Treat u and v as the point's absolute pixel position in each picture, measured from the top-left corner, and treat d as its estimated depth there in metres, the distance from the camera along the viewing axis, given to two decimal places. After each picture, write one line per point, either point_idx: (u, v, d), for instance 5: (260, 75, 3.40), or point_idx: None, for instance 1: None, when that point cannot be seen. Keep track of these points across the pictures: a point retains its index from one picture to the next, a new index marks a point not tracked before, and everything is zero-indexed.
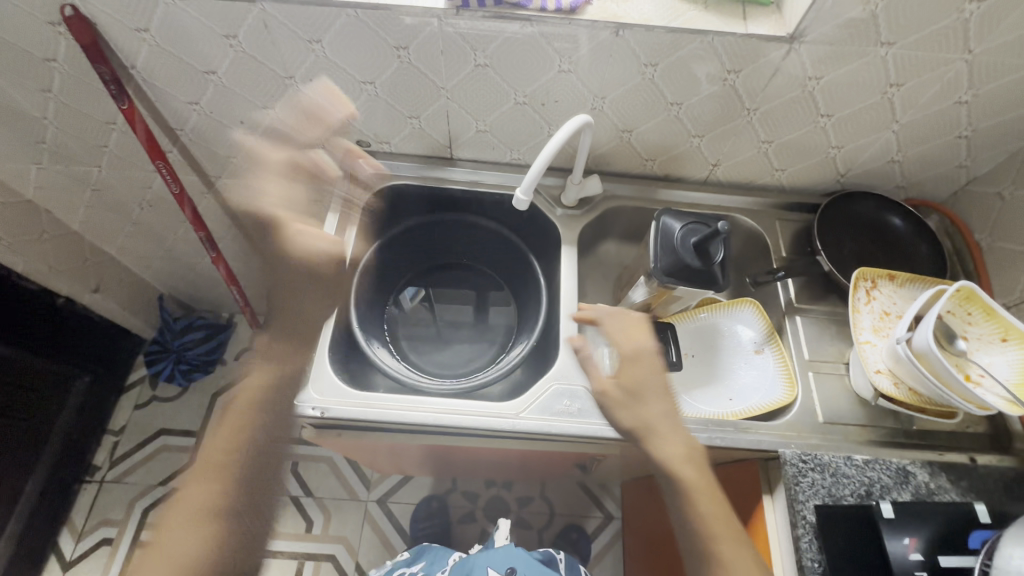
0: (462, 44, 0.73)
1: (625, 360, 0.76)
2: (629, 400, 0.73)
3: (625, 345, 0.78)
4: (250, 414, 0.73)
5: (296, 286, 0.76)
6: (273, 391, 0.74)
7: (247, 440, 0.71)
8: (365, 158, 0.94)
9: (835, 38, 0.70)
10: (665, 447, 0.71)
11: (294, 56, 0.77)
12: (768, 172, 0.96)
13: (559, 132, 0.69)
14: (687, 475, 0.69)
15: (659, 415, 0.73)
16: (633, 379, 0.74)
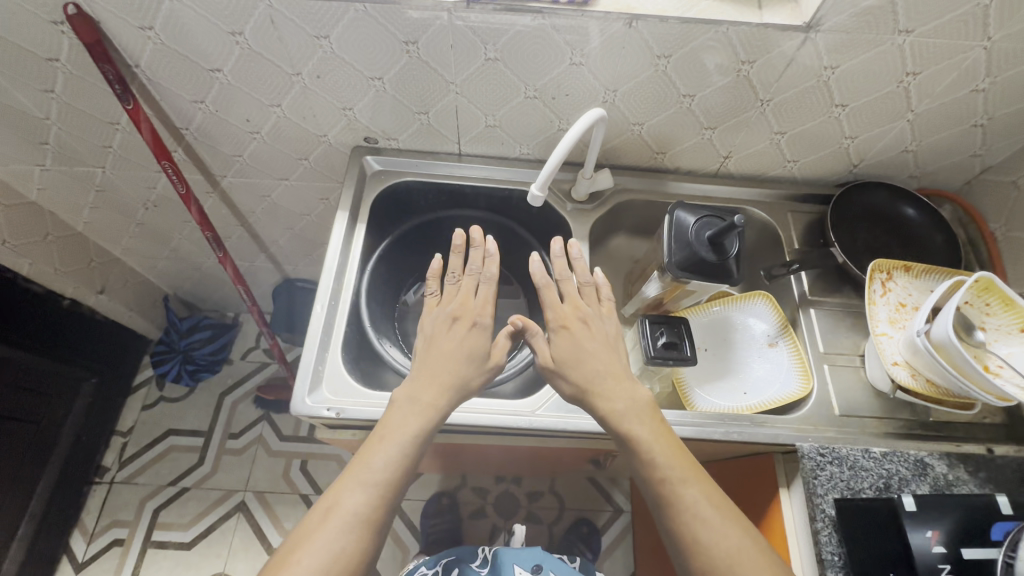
0: (472, 37, 0.72)
1: (557, 331, 0.77)
2: (563, 369, 0.74)
3: (556, 315, 0.78)
4: (411, 420, 0.66)
5: (461, 358, 0.73)
6: (428, 403, 0.68)
7: (405, 448, 0.64)
8: (373, 155, 0.93)
9: (852, 27, 0.69)
10: (608, 402, 0.71)
11: (302, 52, 0.75)
12: (779, 164, 0.95)
13: (574, 126, 0.68)
14: (632, 429, 0.68)
15: (599, 374, 0.73)
16: (567, 348, 0.75)
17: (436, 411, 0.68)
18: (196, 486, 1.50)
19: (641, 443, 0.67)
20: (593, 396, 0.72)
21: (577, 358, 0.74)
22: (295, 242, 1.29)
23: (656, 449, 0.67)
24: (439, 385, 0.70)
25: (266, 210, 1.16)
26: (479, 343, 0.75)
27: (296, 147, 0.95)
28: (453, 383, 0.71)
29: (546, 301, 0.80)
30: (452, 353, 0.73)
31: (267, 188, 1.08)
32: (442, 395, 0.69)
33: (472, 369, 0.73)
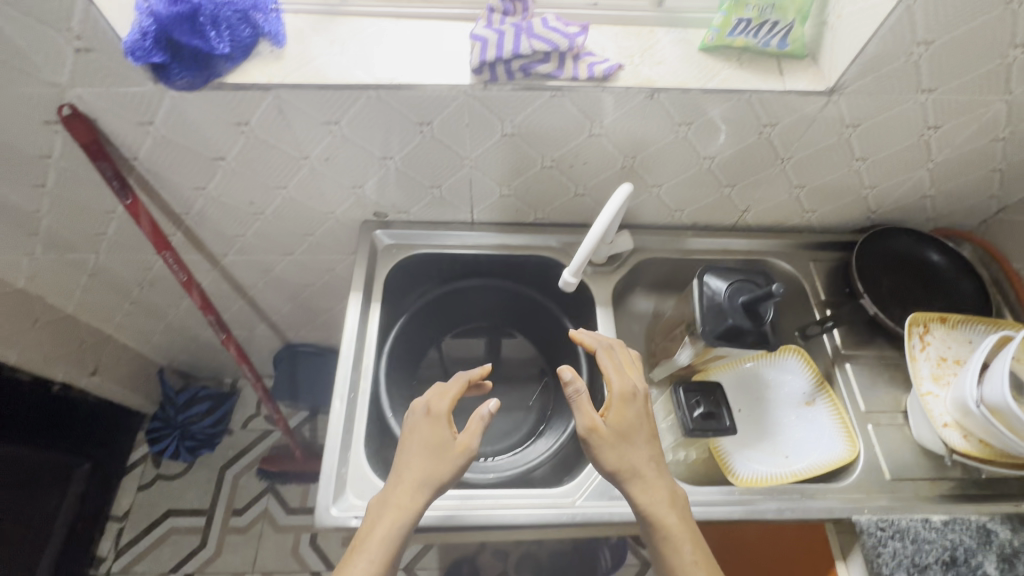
0: (489, 116, 0.69)
1: (615, 398, 0.70)
2: (613, 440, 0.68)
3: (619, 381, 0.71)
4: (378, 527, 0.62)
5: (427, 450, 0.66)
6: (397, 505, 0.63)
7: (374, 559, 0.60)
8: (383, 229, 0.90)
9: (875, 88, 0.68)
10: (646, 493, 0.66)
11: (310, 138, 0.72)
12: (798, 214, 0.93)
13: (601, 215, 0.67)
14: (672, 526, 0.65)
15: (647, 460, 0.68)
16: (618, 421, 0.69)
17: (406, 515, 0.62)
18: (199, 572, 1.40)
19: (679, 541, 0.64)
20: (632, 478, 0.66)
21: (626, 434, 0.68)
22: (297, 310, 1.24)
23: (685, 546, 0.64)
24: (407, 484, 0.64)
25: (267, 282, 1.11)
26: (442, 432, 0.67)
27: (302, 224, 0.91)
28: (419, 480, 0.64)
29: (609, 366, 0.73)
30: (410, 448, 0.67)
31: (269, 262, 1.03)
32: (411, 493, 0.64)
33: (440, 460, 0.65)
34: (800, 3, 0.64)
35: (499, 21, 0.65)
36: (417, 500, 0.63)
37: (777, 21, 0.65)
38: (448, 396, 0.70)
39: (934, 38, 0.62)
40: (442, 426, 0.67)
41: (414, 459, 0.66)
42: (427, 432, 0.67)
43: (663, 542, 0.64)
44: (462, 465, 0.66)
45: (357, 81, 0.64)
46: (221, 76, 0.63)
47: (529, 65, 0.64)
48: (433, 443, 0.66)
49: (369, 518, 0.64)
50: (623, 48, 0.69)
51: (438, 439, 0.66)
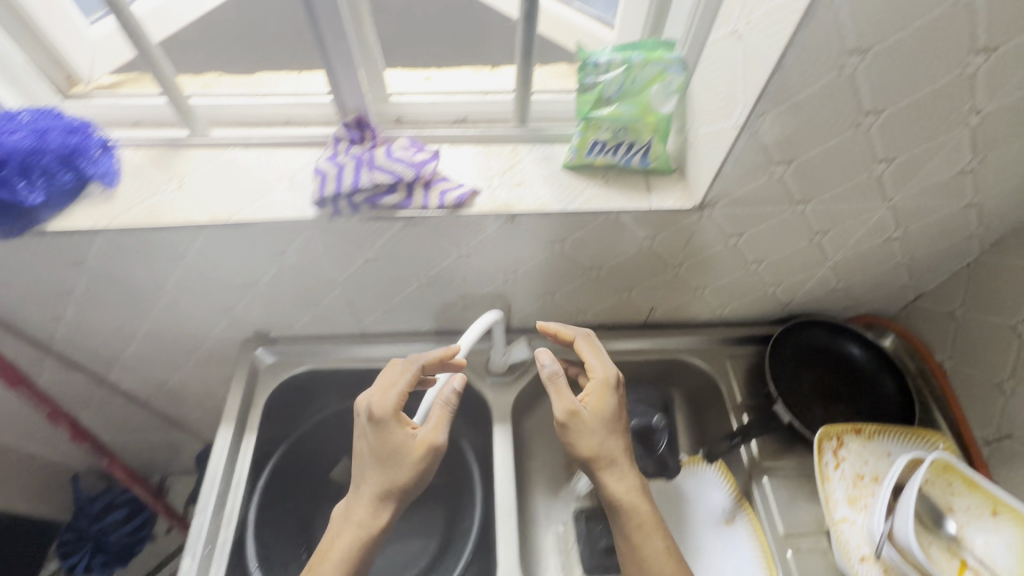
0: (345, 245, 0.65)
1: (598, 386, 0.71)
2: (590, 424, 0.69)
3: (601, 369, 0.72)
4: (340, 540, 0.64)
5: (382, 462, 0.65)
6: (357, 519, 0.65)
7: (335, 571, 0.62)
8: (265, 347, 0.84)
9: (746, 202, 0.65)
10: (618, 479, 0.68)
11: (159, 272, 0.68)
12: (708, 310, 0.89)
13: (467, 334, 0.70)
14: (643, 512, 0.68)
15: (622, 448, 0.70)
16: (597, 408, 0.70)
17: (371, 529, 0.64)
18: None
19: (650, 526, 0.67)
20: (609, 465, 0.69)
21: (604, 419, 0.69)
22: (208, 418, 1.17)
23: (652, 531, 0.67)
24: (366, 496, 0.65)
25: (167, 394, 1.04)
26: (398, 435, 0.65)
27: (181, 343, 0.86)
28: (378, 492, 0.65)
29: (590, 354, 0.73)
30: (366, 459, 0.66)
31: (160, 377, 0.97)
32: (373, 504, 0.65)
33: (398, 467, 0.65)
34: (654, 124, 0.61)
35: (343, 151, 0.62)
36: (379, 511, 0.65)
37: (633, 142, 0.62)
38: (398, 395, 0.66)
39: (791, 158, 0.58)
40: (405, 428, 0.66)
41: (372, 472, 0.66)
42: (376, 443, 0.65)
43: (635, 525, 0.67)
44: (428, 464, 0.65)
45: (189, 220, 0.60)
46: (42, 223, 0.59)
47: (374, 197, 0.60)
48: (388, 451, 0.65)
49: (332, 533, 0.66)
50: (484, 169, 0.66)
51: (393, 446, 0.65)
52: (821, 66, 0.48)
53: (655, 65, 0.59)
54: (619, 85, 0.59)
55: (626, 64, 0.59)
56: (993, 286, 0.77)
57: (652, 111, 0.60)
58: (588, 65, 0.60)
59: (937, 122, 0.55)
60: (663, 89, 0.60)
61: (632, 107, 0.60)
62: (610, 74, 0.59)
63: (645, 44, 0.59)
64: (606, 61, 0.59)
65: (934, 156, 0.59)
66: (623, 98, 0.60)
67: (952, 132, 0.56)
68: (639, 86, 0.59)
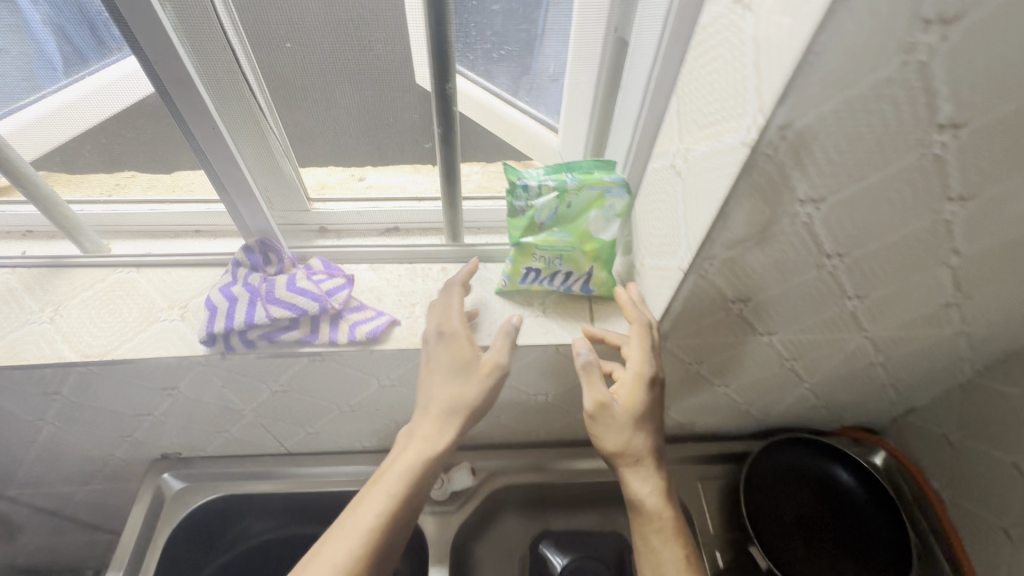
0: (245, 379, 0.57)
1: (632, 378, 0.54)
2: (616, 417, 0.55)
3: (641, 362, 0.53)
4: (391, 477, 0.51)
5: (451, 375, 0.52)
6: (422, 437, 0.53)
7: (396, 484, 0.51)
8: (172, 471, 0.75)
9: (703, 333, 0.57)
10: (642, 481, 0.56)
11: (33, 404, 0.59)
12: (676, 425, 0.80)
13: None
14: (666, 518, 0.55)
15: (653, 445, 0.57)
16: (629, 403, 0.54)
17: (434, 447, 0.52)
18: None
19: (676, 536, 0.55)
20: (633, 463, 0.56)
21: (636, 416, 0.55)
22: None
23: (672, 539, 0.54)
24: (432, 413, 0.52)
25: (79, 504, 0.93)
26: (463, 350, 0.52)
27: (81, 465, 0.76)
28: (444, 409, 0.52)
29: (637, 341, 0.54)
30: (429, 374, 0.53)
31: (67, 492, 0.87)
32: (433, 430, 0.52)
33: (467, 382, 0.51)
34: (594, 253, 0.55)
35: (242, 278, 0.55)
36: (447, 424, 0.52)
37: (571, 270, 0.57)
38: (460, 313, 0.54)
39: (749, 297, 0.51)
40: (467, 342, 0.53)
41: (437, 387, 0.52)
42: (435, 369, 0.53)
43: (654, 531, 0.55)
44: (493, 387, 0.52)
45: (56, 358, 0.52)
46: None
47: (273, 333, 0.52)
48: (450, 371, 0.52)
49: (394, 451, 0.54)
50: (406, 294, 0.59)
51: (460, 359, 0.52)
52: (767, 216, 0.41)
53: (594, 189, 0.52)
54: (552, 211, 0.53)
55: (560, 188, 0.52)
56: (989, 414, 0.68)
57: (591, 239, 0.54)
58: (517, 187, 0.52)
59: (912, 262, 0.47)
60: (603, 215, 0.53)
61: (568, 235, 0.54)
62: (541, 199, 0.52)
63: (581, 164, 0.53)
64: (538, 184, 0.52)
65: (911, 293, 0.52)
66: (557, 224, 0.54)
67: (930, 272, 0.49)
68: (575, 212, 0.53)
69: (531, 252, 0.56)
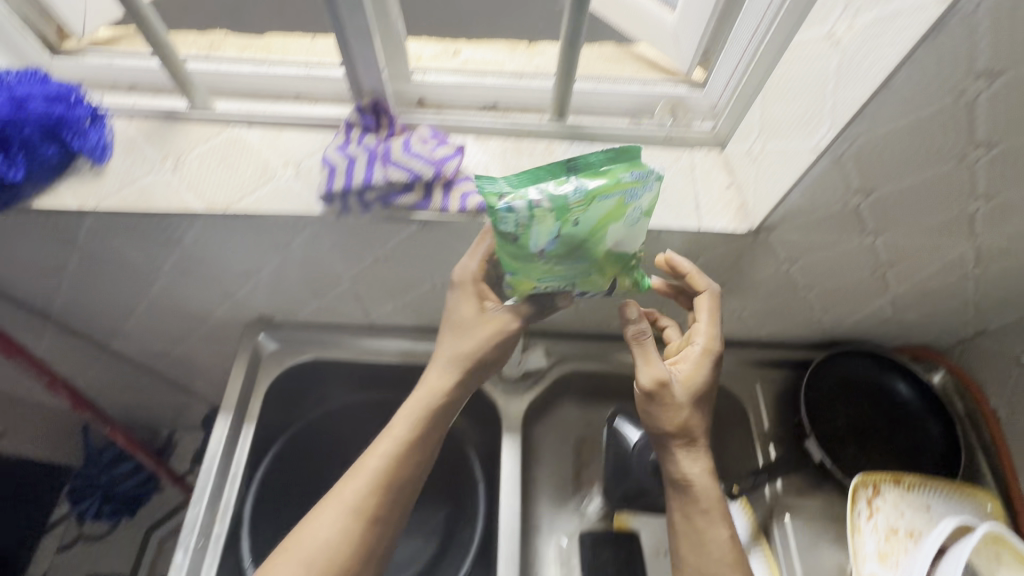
0: (354, 242, 0.59)
1: (697, 353, 0.59)
2: (672, 397, 0.57)
3: (707, 338, 0.59)
4: (397, 425, 0.57)
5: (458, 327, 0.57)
6: (428, 385, 0.58)
7: (402, 431, 0.56)
8: (267, 333, 0.80)
9: (811, 227, 0.57)
10: (695, 458, 0.57)
11: (154, 254, 0.63)
12: (743, 330, 0.82)
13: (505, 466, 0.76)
14: (715, 499, 0.56)
15: (707, 423, 0.59)
16: (688, 380, 0.58)
17: (435, 398, 0.57)
18: None
19: (721, 515, 0.56)
20: (688, 441, 0.58)
21: (694, 393, 0.58)
22: (212, 384, 1.13)
23: (717, 519, 0.55)
24: (437, 365, 0.58)
25: (170, 361, 1.01)
26: (471, 298, 0.57)
27: (182, 321, 0.82)
28: (450, 358, 0.58)
29: (706, 313, 0.59)
30: (450, 322, 0.58)
31: (164, 348, 0.94)
32: (435, 378, 0.57)
33: (470, 337, 0.57)
34: (608, 264, 0.50)
35: (357, 140, 0.55)
36: (446, 372, 0.57)
37: (586, 289, 0.52)
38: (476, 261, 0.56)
39: (873, 188, 0.50)
40: (488, 296, 0.58)
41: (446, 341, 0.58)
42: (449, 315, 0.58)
43: (700, 512, 0.56)
44: (497, 338, 0.57)
45: (183, 207, 0.55)
46: (25, 200, 0.54)
47: (389, 196, 0.54)
48: (455, 323, 0.58)
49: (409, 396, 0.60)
50: (512, 169, 0.59)
51: (464, 309, 0.57)
52: (930, 92, 0.40)
53: (610, 197, 0.45)
54: (558, 232, 0.46)
55: (561, 207, 0.45)
56: None
57: (606, 254, 0.49)
58: (500, 212, 0.45)
59: None
60: (625, 223, 0.47)
61: (577, 256, 0.48)
62: (537, 222, 0.45)
63: (582, 169, 0.46)
64: (529, 208, 0.45)
65: None
66: (564, 248, 0.47)
67: None
68: (586, 231, 0.46)
69: (533, 278, 0.51)
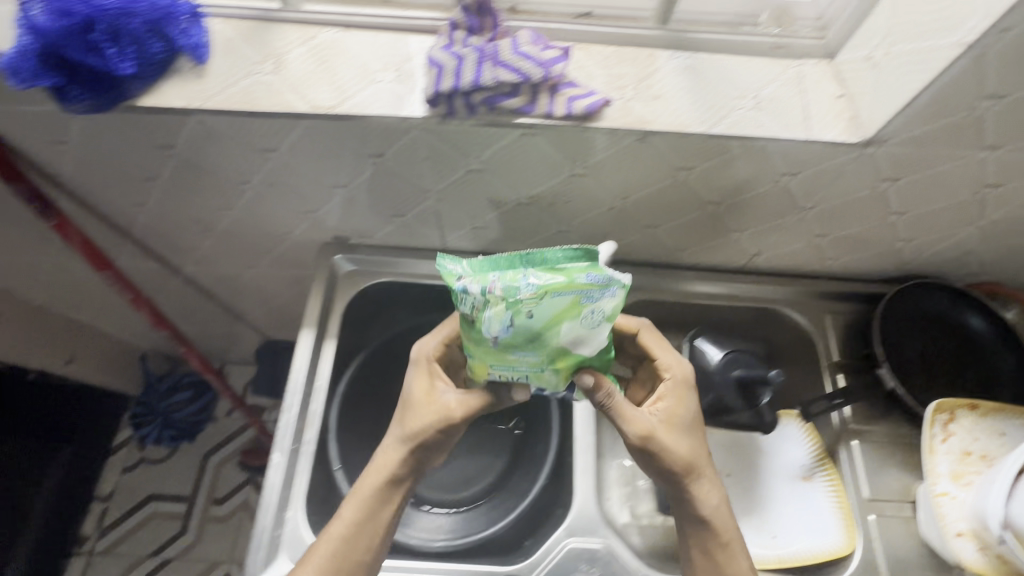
0: (452, 151, 0.59)
1: (675, 386, 0.62)
2: (661, 446, 0.59)
3: (678, 368, 0.63)
4: (346, 507, 0.60)
5: (406, 409, 0.63)
6: (378, 464, 0.62)
7: (350, 516, 0.60)
8: (343, 254, 0.81)
9: (924, 140, 0.55)
10: (704, 491, 0.61)
11: (248, 163, 0.63)
12: (817, 262, 0.81)
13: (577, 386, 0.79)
14: (727, 525, 0.61)
15: (705, 455, 0.62)
16: (674, 422, 0.61)
17: (383, 477, 0.61)
18: (180, 556, 1.38)
19: (730, 537, 0.61)
20: (695, 478, 0.61)
21: (683, 428, 0.61)
22: (272, 312, 1.16)
23: (733, 547, 0.61)
24: (385, 446, 0.62)
25: (235, 287, 1.03)
26: (424, 378, 0.63)
27: (258, 241, 0.82)
28: (400, 438, 0.61)
29: (660, 349, 0.64)
30: (405, 400, 0.63)
31: (233, 272, 0.95)
32: (386, 458, 0.61)
33: (418, 417, 0.61)
34: (564, 360, 0.51)
35: (461, 41, 0.54)
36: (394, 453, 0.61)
37: (540, 383, 0.54)
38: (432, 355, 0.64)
39: (1004, 92, 0.49)
40: (439, 376, 0.63)
41: (396, 423, 0.63)
42: (405, 396, 0.63)
43: (718, 544, 0.61)
44: (443, 420, 0.60)
45: (288, 108, 0.54)
46: (132, 97, 0.53)
47: (495, 98, 0.53)
48: (404, 406, 0.63)
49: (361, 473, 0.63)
50: (615, 76, 0.57)
51: (410, 392, 0.63)
52: None
53: (565, 295, 0.47)
54: (511, 322, 0.48)
55: (512, 298, 0.47)
56: None
57: (560, 350, 0.50)
58: (456, 291, 0.49)
59: None
60: (580, 321, 0.49)
61: (530, 350, 0.50)
62: (489, 308, 0.48)
63: (549, 258, 0.49)
64: (483, 293, 0.48)
65: None
66: (515, 339, 0.49)
67: None
68: (536, 324, 0.48)
69: (488, 365, 0.53)
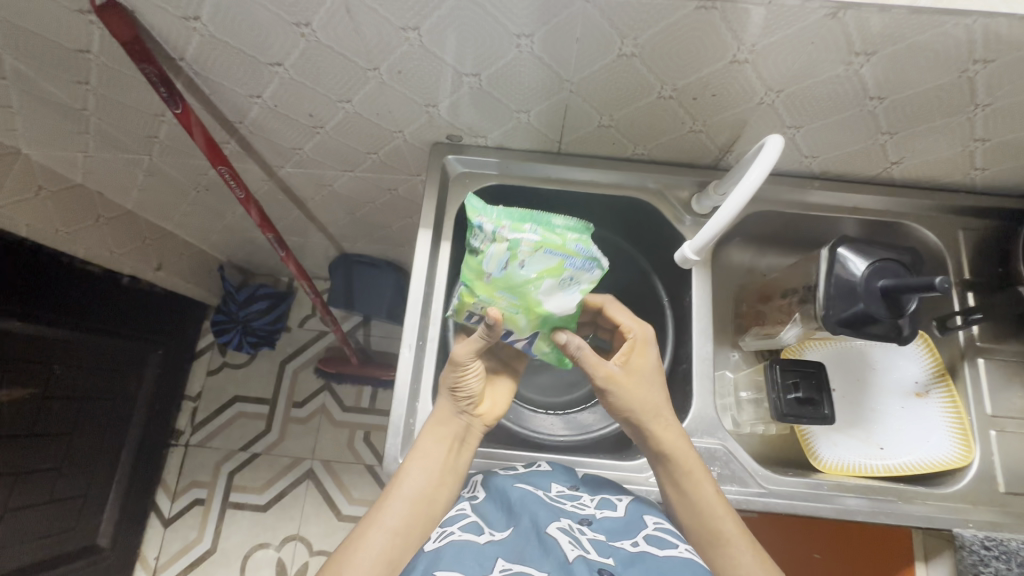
0: (609, 28, 0.55)
1: (635, 342, 0.66)
2: (619, 388, 0.62)
3: (637, 328, 0.67)
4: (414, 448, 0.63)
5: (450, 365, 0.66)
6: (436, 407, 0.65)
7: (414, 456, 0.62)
8: (454, 155, 0.78)
9: None
10: (663, 430, 0.62)
11: (381, 45, 0.59)
12: (961, 172, 0.75)
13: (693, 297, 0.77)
14: (688, 458, 0.61)
15: (665, 402, 0.64)
16: (632, 370, 0.64)
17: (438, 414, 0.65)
18: (266, 452, 1.48)
19: (697, 471, 0.61)
20: (655, 419, 0.62)
21: (643, 376, 0.64)
22: (354, 222, 1.14)
23: (704, 477, 0.61)
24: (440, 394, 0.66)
25: (325, 193, 1.01)
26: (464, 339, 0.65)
27: (364, 141, 0.80)
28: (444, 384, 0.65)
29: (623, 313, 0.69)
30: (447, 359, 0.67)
31: (328, 176, 0.93)
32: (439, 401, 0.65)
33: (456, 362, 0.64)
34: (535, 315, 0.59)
35: None
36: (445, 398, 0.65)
37: (508, 326, 0.61)
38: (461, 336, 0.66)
39: None
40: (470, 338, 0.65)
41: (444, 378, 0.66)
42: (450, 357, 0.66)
43: (684, 477, 0.61)
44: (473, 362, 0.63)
45: None
46: None
47: None
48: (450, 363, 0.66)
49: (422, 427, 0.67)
50: None
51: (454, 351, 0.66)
52: None
53: (555, 255, 0.56)
54: (506, 265, 0.56)
55: (515, 245, 0.55)
56: None
57: (537, 303, 0.58)
58: (473, 225, 0.55)
59: None
60: (559, 282, 0.58)
61: (513, 294, 0.58)
62: (494, 244, 0.55)
63: (558, 221, 0.57)
64: (493, 232, 0.55)
65: None
66: (505, 280, 0.57)
67: None
68: (524, 273, 0.56)
69: (474, 297, 0.60)
